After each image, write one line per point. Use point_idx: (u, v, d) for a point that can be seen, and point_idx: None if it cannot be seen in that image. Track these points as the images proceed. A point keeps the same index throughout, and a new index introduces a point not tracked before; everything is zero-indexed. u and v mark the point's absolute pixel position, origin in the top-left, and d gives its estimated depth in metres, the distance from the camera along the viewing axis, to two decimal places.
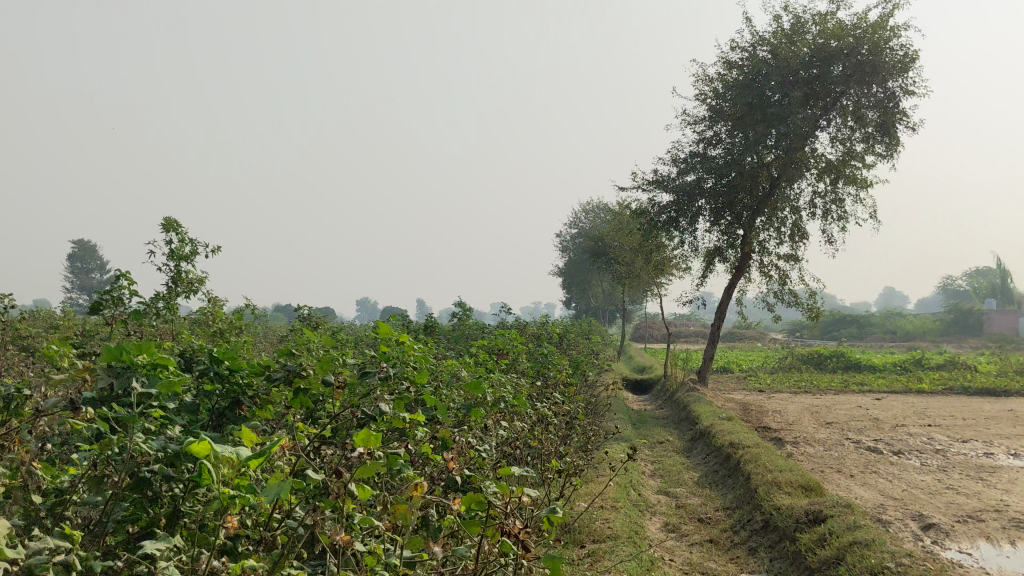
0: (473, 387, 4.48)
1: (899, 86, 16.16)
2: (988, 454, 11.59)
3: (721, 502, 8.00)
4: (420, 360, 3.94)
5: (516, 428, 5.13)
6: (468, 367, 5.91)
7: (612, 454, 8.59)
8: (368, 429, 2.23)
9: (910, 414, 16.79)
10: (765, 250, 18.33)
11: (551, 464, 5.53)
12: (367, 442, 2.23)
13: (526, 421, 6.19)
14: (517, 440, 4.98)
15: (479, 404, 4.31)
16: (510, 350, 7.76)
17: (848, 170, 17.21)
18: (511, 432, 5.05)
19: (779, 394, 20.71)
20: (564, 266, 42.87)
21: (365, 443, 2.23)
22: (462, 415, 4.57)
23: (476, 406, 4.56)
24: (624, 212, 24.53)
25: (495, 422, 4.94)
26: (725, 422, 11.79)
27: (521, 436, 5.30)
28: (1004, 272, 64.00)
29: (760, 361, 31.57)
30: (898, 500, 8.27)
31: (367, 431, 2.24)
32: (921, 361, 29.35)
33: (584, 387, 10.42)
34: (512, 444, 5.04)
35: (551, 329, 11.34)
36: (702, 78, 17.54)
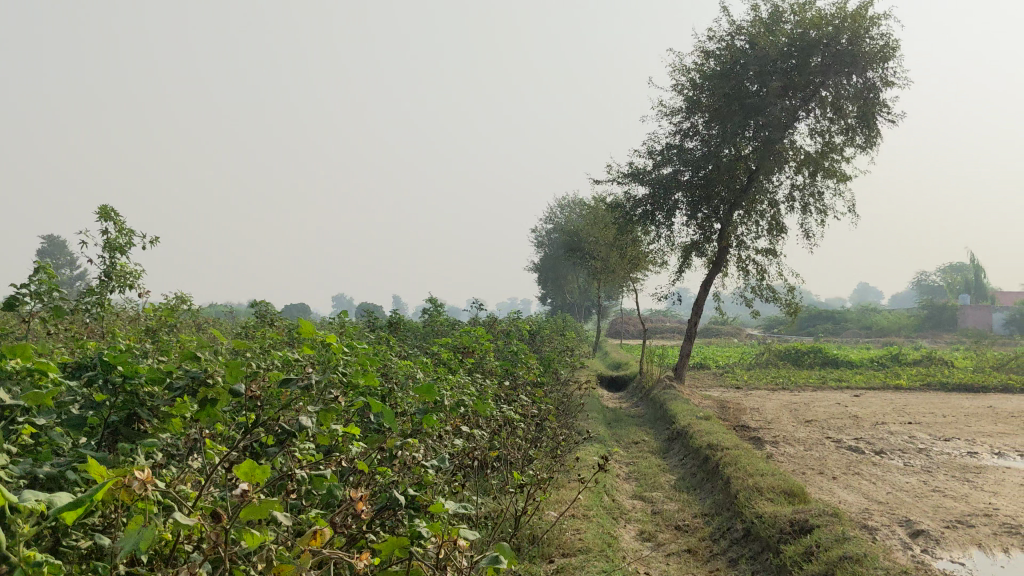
0: (425, 391, 4.05)
1: (879, 76, 15.90)
2: (971, 453, 11.27)
3: (699, 508, 7.59)
4: (364, 361, 3.48)
5: (475, 436, 4.68)
6: (427, 368, 5.45)
7: (585, 458, 8.16)
8: (254, 459, 1.81)
9: (889, 412, 16.51)
10: (742, 244, 18.04)
11: (516, 477, 5.09)
12: (253, 475, 1.81)
13: (489, 425, 5.76)
14: (475, 450, 4.56)
15: (432, 415, 3.90)
16: (477, 349, 7.32)
17: (827, 163, 16.93)
18: (469, 441, 4.62)
19: (755, 391, 20.39)
20: (540, 263, 42.46)
21: (249, 477, 1.81)
22: (415, 422, 4.14)
23: (431, 412, 4.13)
24: (600, 206, 24.12)
25: (453, 430, 4.50)
26: (703, 422, 11.39)
27: (480, 444, 4.87)
28: (978, 270, 64.22)
29: (737, 357, 31.29)
30: (883, 504, 7.89)
31: (252, 462, 1.82)
32: (898, 357, 29.16)
33: (556, 386, 9.98)
34: (470, 454, 4.61)
35: (523, 326, 10.90)
36: (680, 68, 17.12)
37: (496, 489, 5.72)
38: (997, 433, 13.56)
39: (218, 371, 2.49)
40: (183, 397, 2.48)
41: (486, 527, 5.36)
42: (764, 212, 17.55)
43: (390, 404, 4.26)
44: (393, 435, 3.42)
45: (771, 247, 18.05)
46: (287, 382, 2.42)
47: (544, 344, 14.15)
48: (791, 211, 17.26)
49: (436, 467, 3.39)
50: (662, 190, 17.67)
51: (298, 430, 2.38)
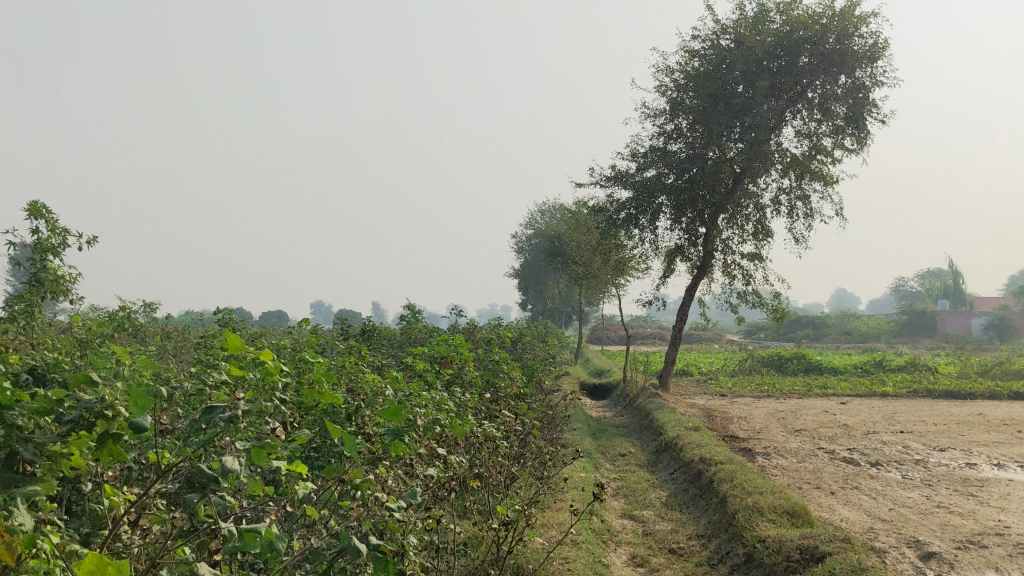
0: (392, 414, 3.52)
1: (867, 76, 15.52)
2: (971, 464, 10.84)
3: (694, 529, 7.09)
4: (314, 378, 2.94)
5: (451, 461, 4.16)
6: (401, 382, 4.94)
7: (570, 474, 7.64)
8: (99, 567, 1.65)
9: (880, 420, 16.10)
10: (727, 249, 17.62)
11: (497, 509, 4.57)
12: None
13: (468, 445, 5.24)
14: (452, 479, 4.03)
15: (403, 441, 3.37)
16: (456, 358, 6.79)
17: (814, 166, 16.53)
18: (445, 468, 4.10)
19: (741, 399, 19.95)
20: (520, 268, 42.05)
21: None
22: (382, 448, 3.61)
23: (400, 437, 3.60)
24: (582, 211, 23.65)
25: (425, 456, 3.98)
26: (692, 433, 10.90)
27: (456, 468, 4.34)
28: (956, 275, 64.35)
29: (719, 363, 30.90)
30: (888, 523, 7.42)
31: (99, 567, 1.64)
32: (882, 363, 28.82)
33: (539, 396, 9.48)
34: (445, 483, 4.08)
35: (503, 332, 10.40)
36: (663, 68, 16.65)
37: (473, 515, 5.21)
38: (992, 442, 13.17)
39: (122, 399, 1.96)
40: (78, 433, 1.94)
41: (465, 559, 4.83)
42: (750, 216, 17.15)
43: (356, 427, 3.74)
44: (354, 464, 2.91)
45: (756, 251, 17.64)
46: (210, 410, 1.87)
47: (526, 352, 13.66)
48: (777, 215, 16.86)
49: (404, 507, 2.89)
50: (646, 194, 17.18)
51: (221, 478, 1.85)
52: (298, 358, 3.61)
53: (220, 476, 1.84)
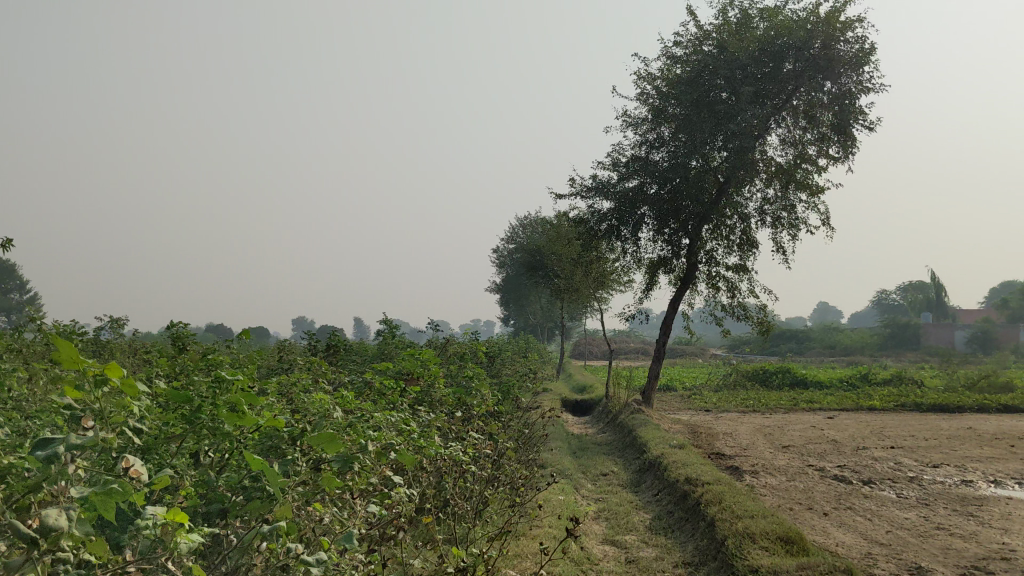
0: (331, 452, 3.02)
1: (853, 82, 15.22)
2: (966, 481, 10.42)
3: (680, 556, 6.61)
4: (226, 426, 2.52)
5: (403, 495, 3.67)
6: (353, 399, 4.50)
7: (547, 499, 7.15)
8: None
9: (869, 435, 15.69)
10: (711, 260, 17.20)
11: (454, 551, 4.11)
12: None
13: (427, 473, 4.76)
14: (400, 517, 3.53)
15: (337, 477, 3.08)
16: (423, 374, 6.33)
17: (799, 175, 16.16)
18: (393, 503, 3.61)
19: (726, 414, 19.52)
20: (501, 282, 41.57)
21: None
22: (314, 486, 3.14)
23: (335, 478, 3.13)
24: (563, 223, 23.19)
25: (366, 494, 3.50)
26: (677, 451, 10.43)
27: (407, 502, 3.85)
28: (937, 288, 64.34)
29: (703, 378, 30.48)
30: (886, 548, 6.98)
31: None
32: (868, 376, 28.40)
33: (516, 414, 8.99)
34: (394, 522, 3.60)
35: (479, 347, 9.90)
36: (645, 76, 16.27)
37: (436, 548, 4.73)
38: (986, 458, 12.76)
39: None
40: None
41: None
42: (734, 226, 16.79)
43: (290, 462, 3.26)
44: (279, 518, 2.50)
45: (741, 262, 17.22)
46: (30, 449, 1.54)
47: (505, 367, 13.19)
48: (762, 226, 16.47)
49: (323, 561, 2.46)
50: (627, 204, 16.76)
51: (40, 538, 1.48)
52: (215, 379, 3.27)
53: (38, 536, 1.48)
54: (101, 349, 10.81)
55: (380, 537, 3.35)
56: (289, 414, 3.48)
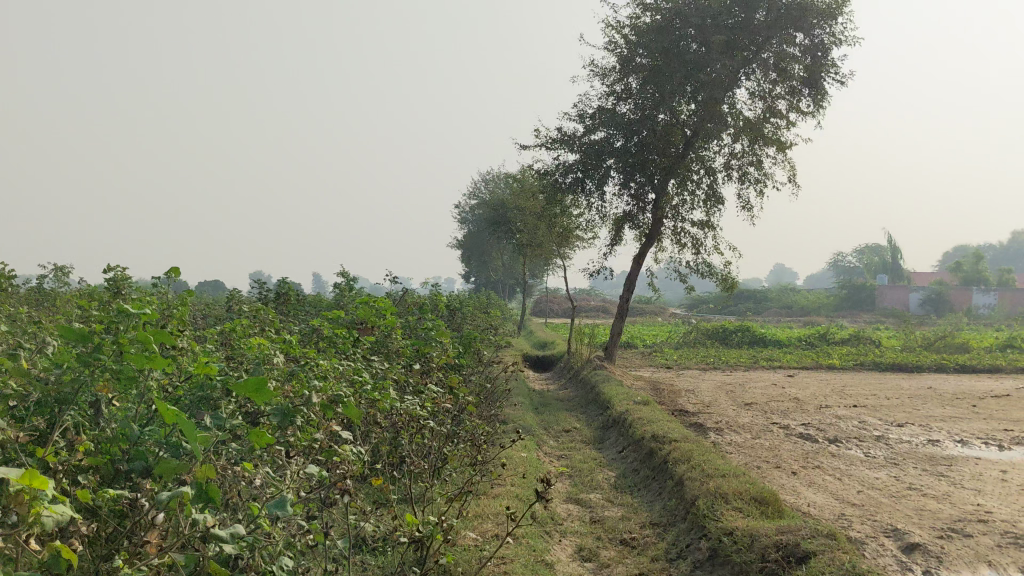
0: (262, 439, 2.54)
1: (826, 34, 14.86)
2: (933, 441, 10.25)
3: (648, 516, 6.29)
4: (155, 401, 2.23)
5: (348, 455, 3.28)
6: (300, 346, 4.12)
7: (508, 458, 6.78)
8: None
9: (830, 393, 15.59)
10: (677, 215, 16.85)
11: (408, 521, 3.73)
12: None
13: (377, 428, 4.38)
14: (346, 480, 3.11)
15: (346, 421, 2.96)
16: (378, 323, 5.88)
17: (767, 130, 15.79)
18: (336, 464, 3.21)
19: (687, 371, 19.34)
20: (462, 238, 41.01)
21: None
22: (240, 448, 2.75)
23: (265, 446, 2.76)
24: (526, 176, 22.70)
25: (302, 452, 3.11)
26: (642, 407, 10.13)
27: (354, 464, 3.44)
28: (893, 251, 64.94)
29: (663, 336, 30.38)
30: (859, 508, 6.73)
31: None
32: (826, 336, 28.44)
33: (477, 368, 8.59)
34: (339, 486, 3.19)
35: (438, 298, 9.44)
36: (613, 24, 15.70)
37: (390, 512, 4.34)
38: (948, 417, 12.66)
39: None
40: None
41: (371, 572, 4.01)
42: (701, 181, 16.42)
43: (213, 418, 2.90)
44: (184, 488, 2.21)
45: (707, 218, 16.88)
46: None
47: (466, 321, 12.80)
48: (729, 181, 16.12)
49: (233, 537, 2.12)
50: (593, 156, 16.32)
51: None
52: (122, 317, 2.88)
53: None
54: (37, 297, 10.19)
55: (322, 504, 2.95)
56: (222, 362, 3.20)
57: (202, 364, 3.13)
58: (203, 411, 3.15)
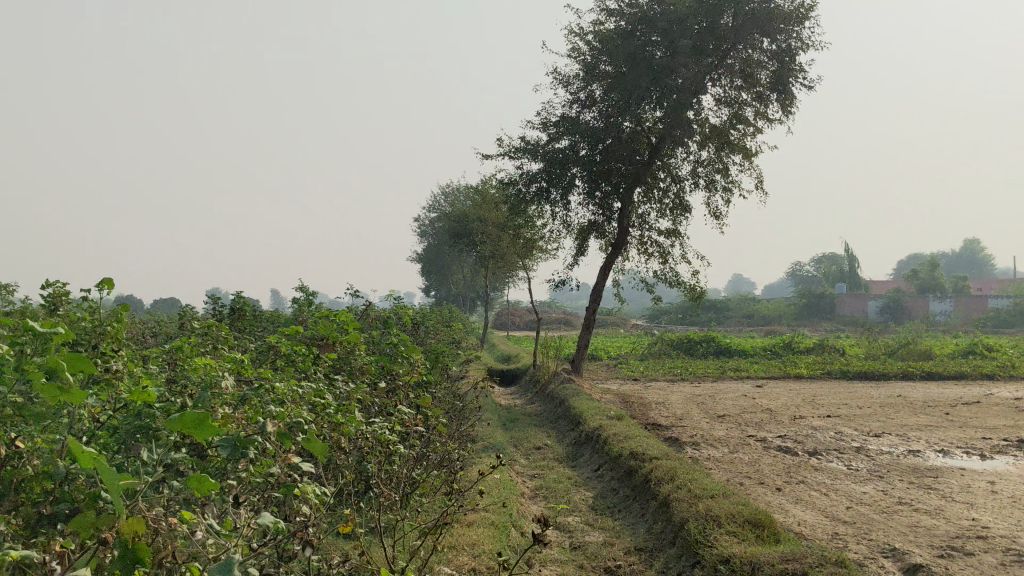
0: (203, 483, 2.10)
1: (793, 38, 14.70)
2: (915, 452, 9.97)
3: (632, 540, 5.90)
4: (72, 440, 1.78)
5: (309, 495, 2.84)
6: (255, 368, 3.70)
7: (481, 480, 6.36)
8: None
9: (801, 403, 15.32)
10: (644, 224, 16.55)
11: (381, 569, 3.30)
12: None
13: (336, 455, 3.94)
14: (305, 529, 2.68)
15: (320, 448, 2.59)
16: (339, 339, 5.40)
17: (733, 136, 15.57)
18: (294, 508, 2.77)
19: (654, 383, 19.03)
20: (423, 251, 40.40)
21: None
22: (178, 491, 2.30)
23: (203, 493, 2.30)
24: (488, 187, 22.28)
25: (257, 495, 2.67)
26: (615, 423, 9.73)
27: (316, 506, 3.00)
28: (851, 260, 65.43)
29: (628, 347, 30.10)
30: (852, 526, 6.40)
31: None
32: (791, 344, 28.31)
33: (443, 385, 8.15)
34: (299, 536, 2.74)
35: (402, 312, 8.96)
36: (576, 30, 15.35)
37: (359, 549, 3.88)
38: (924, 427, 12.42)
39: None
40: None
41: None
42: (667, 189, 16.14)
43: (148, 458, 2.45)
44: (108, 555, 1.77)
45: (674, 227, 16.60)
46: None
47: (430, 336, 12.34)
48: (697, 188, 15.85)
49: None
50: (557, 165, 15.98)
51: None
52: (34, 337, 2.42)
53: None
54: None
55: (279, 557, 2.50)
56: (163, 388, 2.77)
57: (133, 394, 2.66)
58: (139, 446, 2.71)
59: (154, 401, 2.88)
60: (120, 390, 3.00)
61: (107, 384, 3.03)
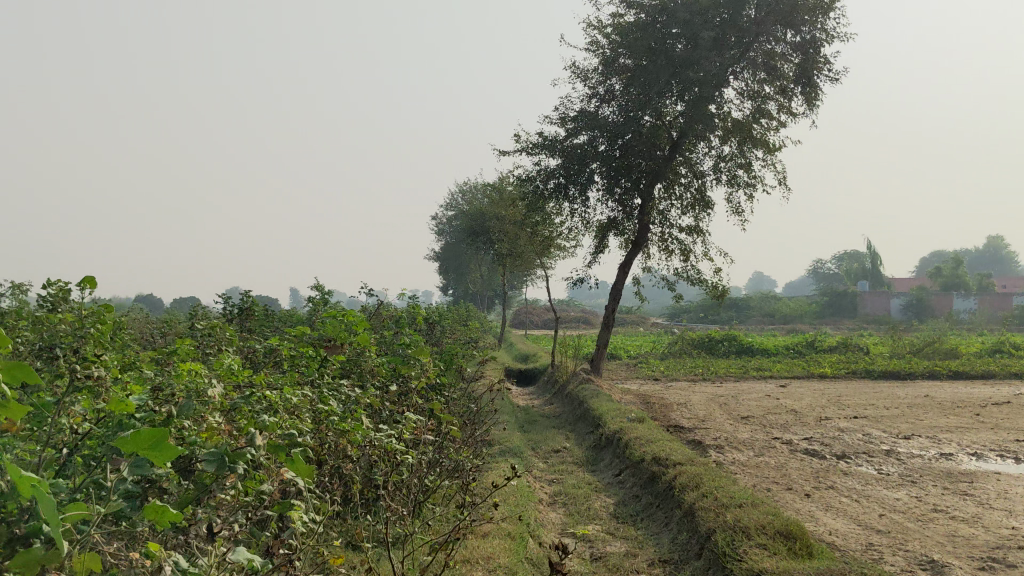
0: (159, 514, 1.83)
1: (818, 30, 14.34)
2: (948, 456, 9.62)
3: (656, 551, 5.63)
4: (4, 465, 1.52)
5: (302, 514, 2.59)
6: (249, 374, 3.48)
7: (497, 487, 6.10)
8: None
9: (827, 404, 14.96)
10: (664, 220, 16.24)
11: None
12: None
13: (341, 465, 3.69)
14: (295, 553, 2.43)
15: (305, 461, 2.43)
16: (347, 340, 5.16)
17: (756, 131, 15.23)
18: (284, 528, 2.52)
19: (676, 383, 18.70)
20: (440, 249, 40.14)
21: None
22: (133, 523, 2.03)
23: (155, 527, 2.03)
24: (505, 185, 22.01)
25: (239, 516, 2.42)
26: (636, 425, 9.43)
27: (311, 524, 2.75)
28: (873, 258, 64.68)
29: (648, 347, 29.74)
30: (886, 536, 6.10)
31: None
32: (814, 343, 27.87)
33: (459, 386, 7.89)
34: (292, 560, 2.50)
35: (415, 311, 8.68)
36: (595, 23, 15.05)
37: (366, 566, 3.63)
38: (954, 428, 12.05)
39: None
40: None
41: None
42: (688, 185, 15.82)
43: (117, 479, 2.20)
44: None
45: (695, 224, 16.27)
46: None
47: (446, 335, 12.07)
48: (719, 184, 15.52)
49: None
50: (576, 161, 15.69)
51: None
52: None
53: None
54: None
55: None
56: (144, 398, 2.54)
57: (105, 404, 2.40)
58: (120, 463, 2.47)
59: (137, 412, 2.65)
60: (102, 398, 2.78)
61: (89, 393, 2.80)
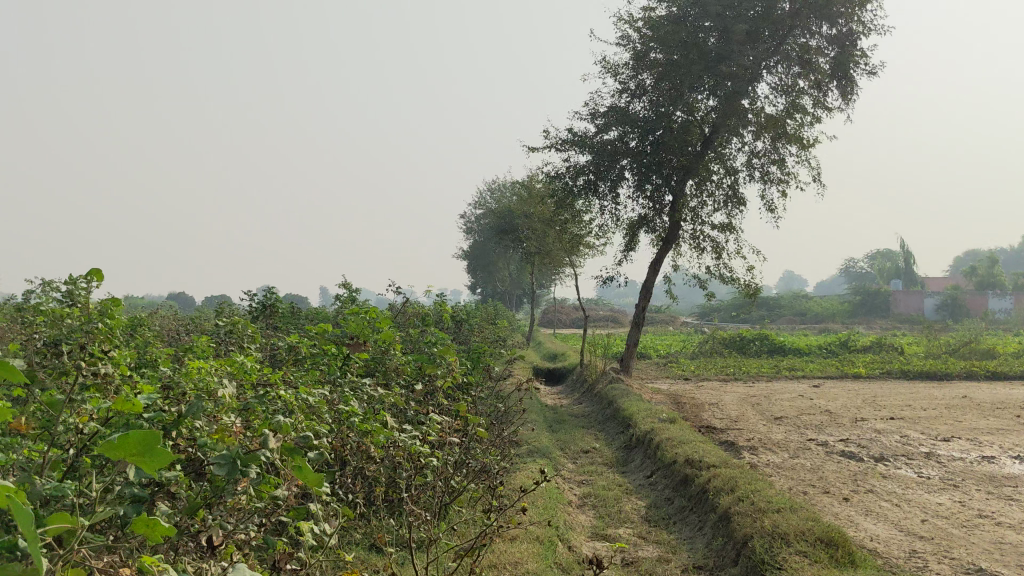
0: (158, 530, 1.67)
1: (854, 22, 14.04)
2: (989, 458, 9.33)
3: (690, 557, 5.44)
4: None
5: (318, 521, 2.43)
6: (267, 372, 3.33)
7: (527, 489, 5.93)
8: None
9: (862, 404, 14.66)
10: (696, 217, 15.98)
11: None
12: None
13: (362, 467, 3.53)
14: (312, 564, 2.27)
15: (314, 469, 2.32)
16: (370, 337, 5.00)
17: (790, 126, 14.94)
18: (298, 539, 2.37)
19: (707, 383, 18.44)
20: (468, 247, 39.99)
21: None
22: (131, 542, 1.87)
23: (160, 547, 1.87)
24: (533, 182, 21.82)
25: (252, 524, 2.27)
26: (668, 426, 9.21)
27: (330, 531, 2.59)
28: (906, 257, 63.83)
29: (678, 346, 29.43)
30: (931, 542, 5.87)
31: None
32: (847, 343, 27.42)
33: (486, 385, 7.71)
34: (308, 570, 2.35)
35: (442, 309, 8.51)
36: (625, 18, 14.82)
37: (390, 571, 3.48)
38: (995, 430, 11.72)
39: None
40: None
41: None
42: (720, 181, 15.56)
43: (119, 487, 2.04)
44: None
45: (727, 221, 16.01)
46: None
47: (473, 334, 11.89)
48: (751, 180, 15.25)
49: None
50: (606, 157, 15.47)
51: None
52: None
53: None
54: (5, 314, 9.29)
55: None
56: (151, 398, 2.40)
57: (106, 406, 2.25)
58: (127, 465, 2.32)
59: (145, 412, 2.50)
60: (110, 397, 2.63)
61: (95, 392, 2.64)
